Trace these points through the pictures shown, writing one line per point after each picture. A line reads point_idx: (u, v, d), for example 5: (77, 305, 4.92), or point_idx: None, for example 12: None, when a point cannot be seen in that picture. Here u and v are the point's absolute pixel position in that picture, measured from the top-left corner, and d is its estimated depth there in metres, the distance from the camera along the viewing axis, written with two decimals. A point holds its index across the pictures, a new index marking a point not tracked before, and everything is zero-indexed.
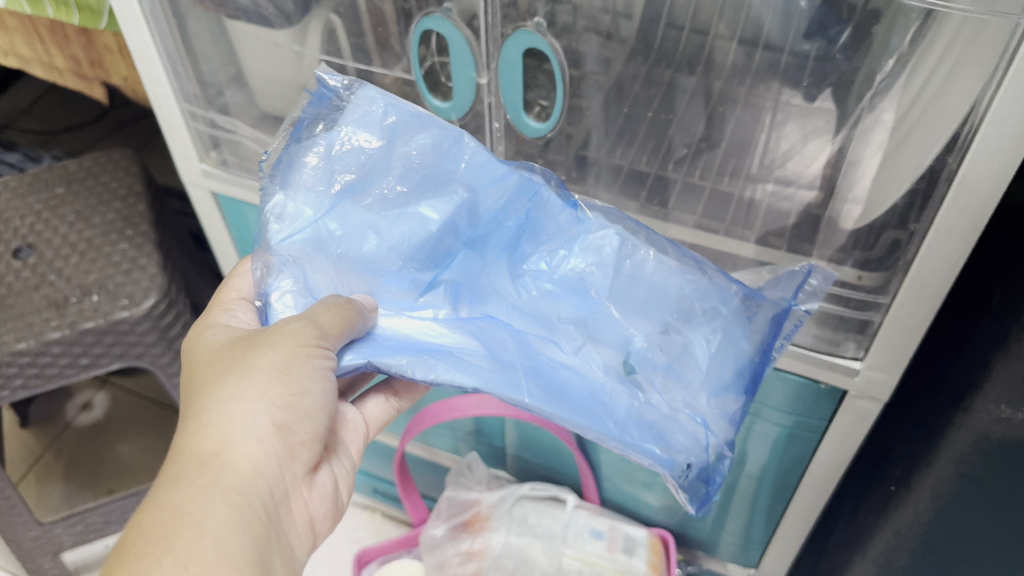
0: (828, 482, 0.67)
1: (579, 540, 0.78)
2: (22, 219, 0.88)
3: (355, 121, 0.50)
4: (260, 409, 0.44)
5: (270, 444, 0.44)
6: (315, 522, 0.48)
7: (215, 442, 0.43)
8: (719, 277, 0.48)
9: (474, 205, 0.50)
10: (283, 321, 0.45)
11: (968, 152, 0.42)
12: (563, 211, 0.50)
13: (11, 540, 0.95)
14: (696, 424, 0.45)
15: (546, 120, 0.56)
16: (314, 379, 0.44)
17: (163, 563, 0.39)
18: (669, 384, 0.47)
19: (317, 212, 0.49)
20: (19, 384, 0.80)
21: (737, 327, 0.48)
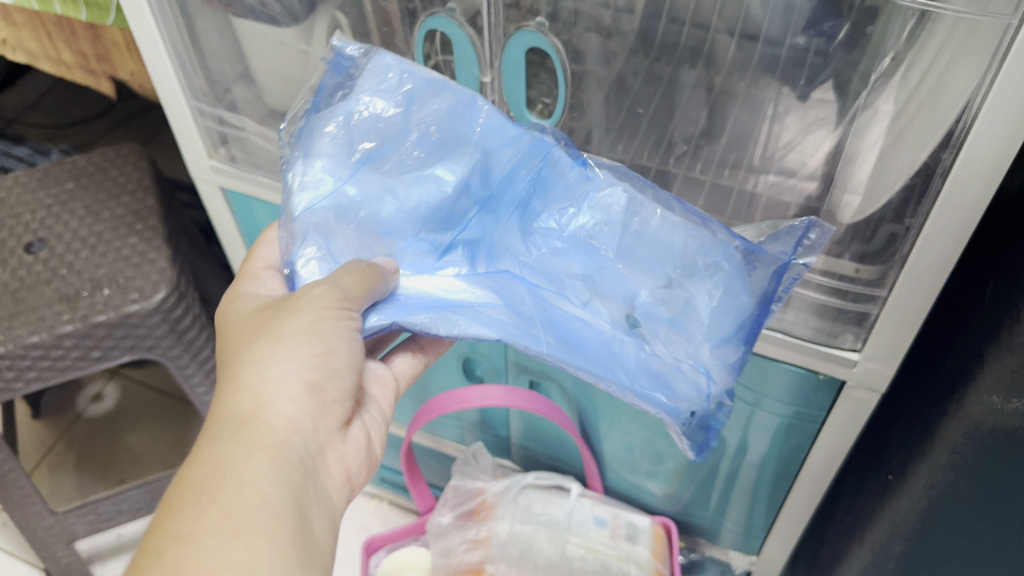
0: (826, 472, 0.68)
1: (583, 528, 0.79)
2: (33, 213, 0.89)
3: (372, 88, 0.51)
4: (291, 369, 0.45)
5: (303, 402, 0.45)
6: (351, 475, 0.49)
7: (251, 400, 0.44)
8: (722, 233, 0.47)
9: (488, 165, 0.51)
10: (307, 287, 0.47)
11: (962, 149, 0.43)
12: (573, 169, 0.50)
13: (24, 529, 0.97)
14: (698, 373, 0.47)
15: (548, 116, 0.58)
16: (341, 338, 0.46)
17: (208, 512, 0.39)
18: (672, 336, 0.48)
19: (339, 180, 0.51)
20: (32, 376, 0.82)
21: (738, 282, 0.47)
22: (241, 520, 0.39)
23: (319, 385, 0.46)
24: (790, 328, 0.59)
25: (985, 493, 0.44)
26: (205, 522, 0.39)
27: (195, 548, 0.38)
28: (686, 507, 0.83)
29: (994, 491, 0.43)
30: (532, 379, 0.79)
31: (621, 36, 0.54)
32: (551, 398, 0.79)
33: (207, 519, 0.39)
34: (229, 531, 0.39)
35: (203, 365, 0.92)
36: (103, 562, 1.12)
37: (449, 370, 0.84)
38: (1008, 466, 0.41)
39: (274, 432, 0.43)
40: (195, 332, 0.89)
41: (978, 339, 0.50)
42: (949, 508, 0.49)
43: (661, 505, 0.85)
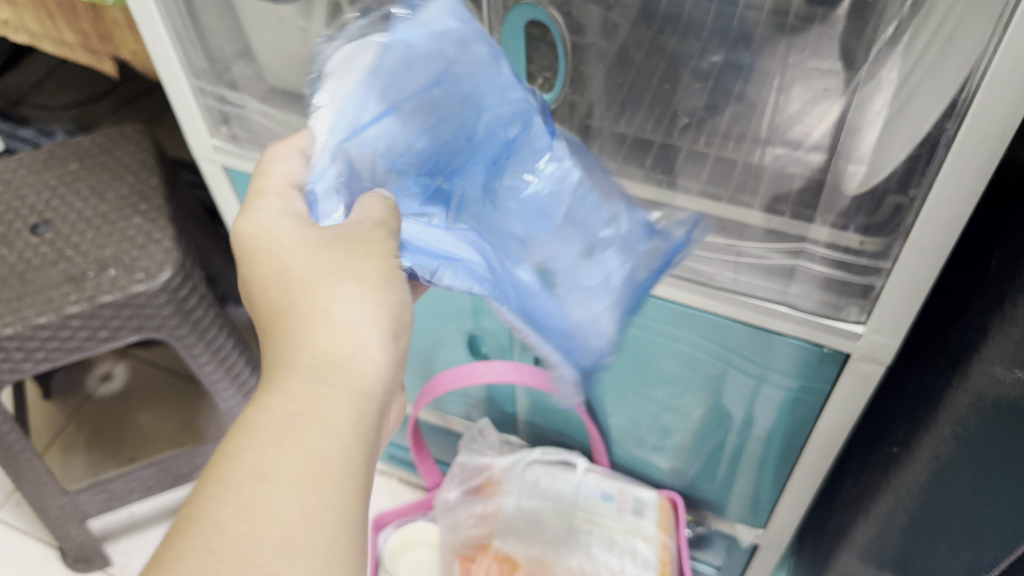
0: (832, 445, 0.68)
1: (590, 502, 0.80)
2: (38, 194, 0.89)
3: (425, 29, 0.50)
4: (371, 314, 0.42)
5: (386, 349, 0.42)
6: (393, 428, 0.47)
7: (343, 339, 0.41)
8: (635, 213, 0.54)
9: (481, 124, 0.52)
10: (368, 230, 0.43)
11: (965, 118, 0.43)
12: (542, 135, 0.54)
13: (38, 508, 0.98)
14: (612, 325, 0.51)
15: (549, 90, 0.59)
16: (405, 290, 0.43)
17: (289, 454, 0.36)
18: (589, 294, 0.51)
19: (362, 109, 0.49)
20: (41, 357, 0.82)
21: (637, 240, 0.53)
22: (319, 466, 0.36)
23: (393, 332, 0.43)
24: (795, 301, 0.59)
25: (985, 464, 0.44)
26: (288, 467, 0.36)
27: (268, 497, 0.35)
28: (693, 480, 0.83)
29: (994, 461, 0.43)
30: (538, 356, 0.79)
31: (622, 7, 0.53)
32: None
33: (291, 462, 0.36)
34: (309, 479, 0.35)
35: (210, 345, 0.92)
36: (116, 539, 1.13)
37: (455, 347, 0.84)
38: (1009, 436, 0.41)
39: (361, 377, 0.40)
40: (202, 312, 0.89)
41: (982, 309, 0.50)
42: (952, 479, 0.49)
43: (669, 478, 0.85)
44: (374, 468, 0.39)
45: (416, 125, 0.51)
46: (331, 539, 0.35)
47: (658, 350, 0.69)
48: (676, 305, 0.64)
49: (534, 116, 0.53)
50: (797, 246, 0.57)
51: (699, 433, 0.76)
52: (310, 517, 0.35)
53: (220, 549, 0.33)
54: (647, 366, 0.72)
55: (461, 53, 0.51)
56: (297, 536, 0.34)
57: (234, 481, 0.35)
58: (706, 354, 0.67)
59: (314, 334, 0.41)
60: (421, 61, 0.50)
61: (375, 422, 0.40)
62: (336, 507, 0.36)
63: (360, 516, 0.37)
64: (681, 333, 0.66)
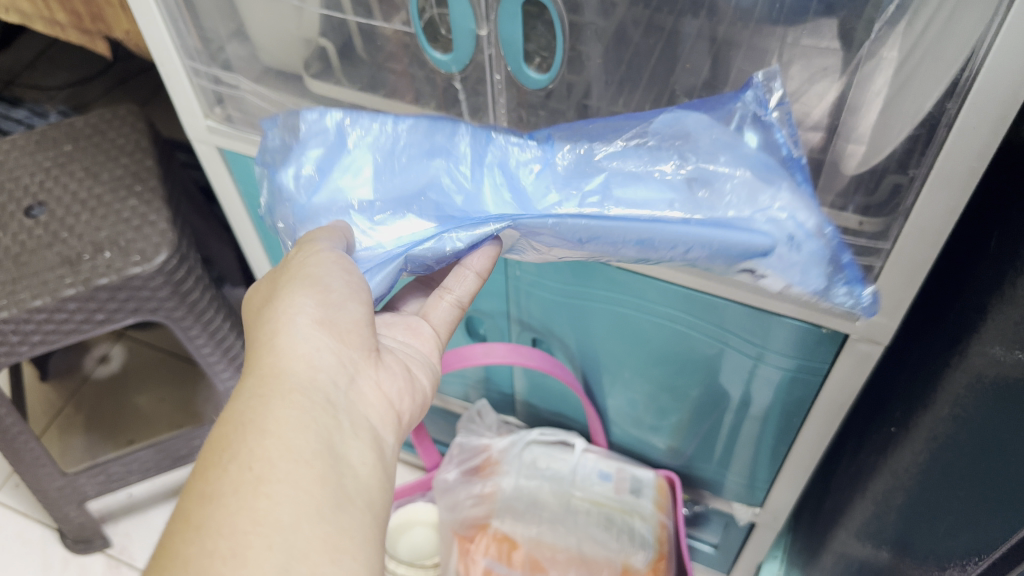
0: (830, 423, 0.68)
1: (587, 482, 0.80)
2: (32, 176, 0.89)
3: (311, 123, 0.54)
4: (299, 312, 0.44)
5: (320, 339, 0.44)
6: (393, 403, 0.47)
7: (269, 355, 0.43)
8: (689, 113, 0.52)
9: (447, 155, 0.53)
10: (291, 256, 0.48)
11: (967, 98, 0.42)
12: (522, 143, 0.53)
13: (37, 490, 0.98)
14: (773, 211, 0.48)
15: (546, 71, 0.57)
16: (335, 273, 0.46)
17: (230, 469, 0.38)
18: (717, 193, 0.49)
19: (309, 197, 0.53)
20: (37, 340, 0.82)
21: (737, 142, 0.51)
22: (256, 473, 0.38)
23: (330, 322, 0.45)
24: None
25: (985, 444, 0.44)
26: (229, 481, 0.38)
27: (214, 511, 0.37)
28: (692, 459, 0.84)
29: (993, 442, 0.42)
30: (535, 337, 0.80)
31: None
32: (554, 355, 0.80)
33: (231, 477, 0.38)
34: (253, 483, 0.37)
35: (207, 327, 0.92)
36: (115, 521, 1.13)
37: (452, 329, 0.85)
38: (1008, 417, 0.41)
39: (294, 377, 0.42)
40: (198, 294, 0.89)
41: (981, 290, 0.50)
42: (949, 459, 0.49)
43: (668, 457, 0.85)
44: (334, 451, 0.41)
45: (360, 184, 0.53)
46: (284, 530, 0.36)
47: (656, 330, 0.69)
48: (674, 286, 0.64)
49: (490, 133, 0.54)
50: None
51: (696, 413, 0.76)
52: (257, 516, 0.36)
53: (173, 572, 0.35)
54: (643, 346, 0.72)
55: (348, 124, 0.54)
56: (247, 539, 0.36)
57: (185, 513, 0.38)
58: (704, 335, 0.67)
59: (252, 364, 0.44)
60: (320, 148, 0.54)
61: (322, 409, 0.42)
62: (286, 500, 0.37)
63: (322, 498, 0.38)
64: (678, 314, 0.66)
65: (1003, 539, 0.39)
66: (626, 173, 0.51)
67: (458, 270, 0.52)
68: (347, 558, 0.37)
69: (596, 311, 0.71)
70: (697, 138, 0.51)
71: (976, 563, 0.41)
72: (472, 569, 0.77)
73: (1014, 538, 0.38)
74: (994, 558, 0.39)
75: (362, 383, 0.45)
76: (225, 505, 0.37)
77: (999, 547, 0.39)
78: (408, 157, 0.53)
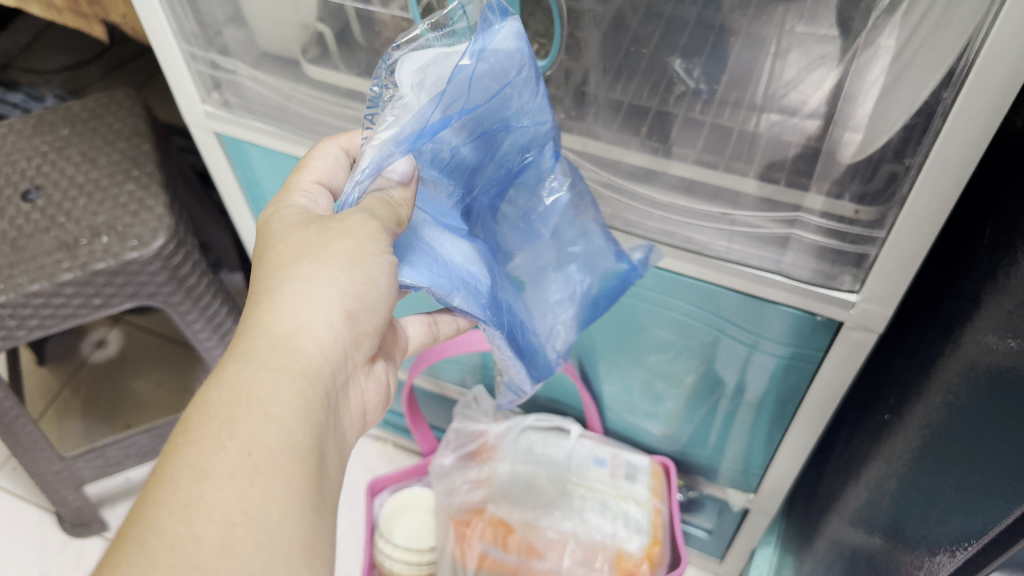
0: (824, 410, 0.69)
1: (583, 467, 0.80)
2: (29, 160, 0.89)
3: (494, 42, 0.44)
4: (330, 293, 0.42)
5: (337, 331, 0.43)
6: (364, 411, 0.48)
7: (288, 323, 0.42)
8: (602, 240, 0.58)
9: (499, 146, 0.49)
10: (342, 215, 0.43)
11: (963, 88, 0.42)
12: (549, 160, 0.53)
13: (35, 473, 0.99)
14: (552, 341, 0.59)
15: (545, 57, 0.57)
16: (384, 272, 0.43)
17: (227, 448, 0.37)
18: (543, 306, 0.58)
19: None
20: (35, 324, 0.82)
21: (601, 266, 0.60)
22: (251, 462, 0.37)
23: (354, 316, 0.43)
24: (790, 270, 0.59)
25: (976, 431, 0.44)
26: (225, 461, 0.37)
27: (206, 489, 0.36)
28: (689, 446, 0.84)
29: (985, 430, 0.43)
30: None
31: None
32: None
33: (229, 458, 0.37)
34: (249, 472, 0.37)
35: (204, 312, 0.92)
36: (113, 505, 1.14)
37: None
38: (1000, 405, 0.42)
39: (304, 362, 0.41)
40: (196, 279, 0.89)
41: (976, 278, 0.50)
42: (942, 446, 0.49)
43: (665, 443, 0.86)
44: (321, 449, 0.41)
45: (460, 135, 0.46)
46: (270, 528, 0.37)
47: (652, 317, 0.69)
48: (669, 274, 0.64)
49: (548, 143, 0.51)
50: (791, 215, 0.56)
51: (694, 400, 0.77)
52: (247, 509, 0.36)
53: (157, 550, 0.34)
54: (641, 332, 0.72)
55: (513, 81, 0.46)
56: (235, 531, 0.36)
57: (173, 482, 0.36)
58: (699, 322, 0.67)
59: (258, 321, 0.42)
60: (482, 83, 0.44)
61: (319, 404, 0.41)
62: (276, 495, 0.37)
63: (307, 498, 0.39)
64: (674, 301, 0.67)
65: (992, 525, 0.39)
66: (528, 241, 0.57)
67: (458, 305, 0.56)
68: (320, 562, 0.39)
69: None
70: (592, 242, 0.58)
71: (964, 549, 0.42)
72: (468, 554, 0.77)
73: (1002, 525, 0.38)
74: (981, 544, 0.40)
75: (348, 388, 0.45)
76: (216, 490, 0.36)
77: (987, 533, 0.39)
78: (497, 136, 0.49)
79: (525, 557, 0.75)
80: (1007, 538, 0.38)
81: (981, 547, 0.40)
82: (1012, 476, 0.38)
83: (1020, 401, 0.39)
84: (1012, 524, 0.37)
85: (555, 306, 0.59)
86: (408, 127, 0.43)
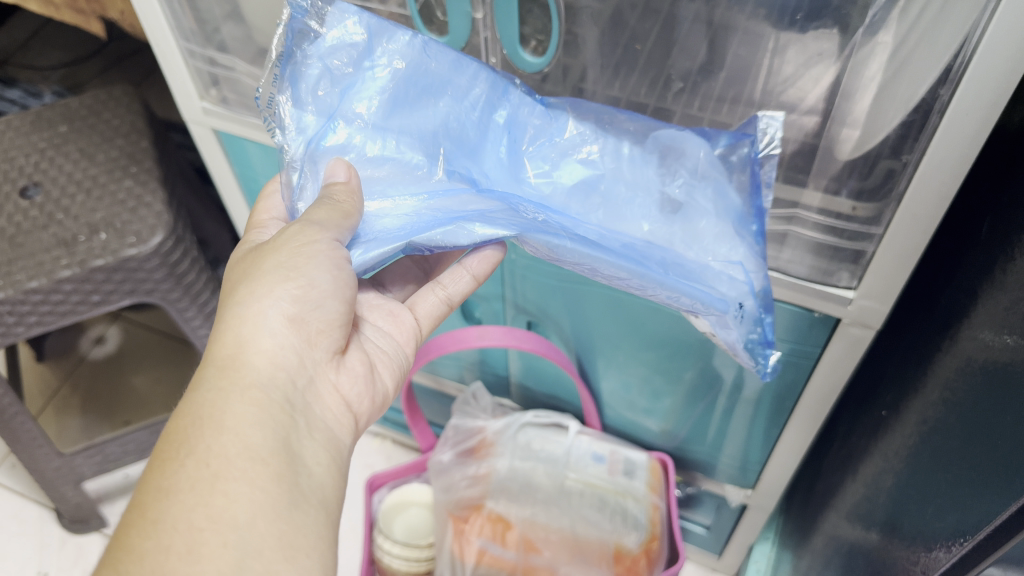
0: (822, 406, 0.69)
1: (581, 463, 0.80)
2: (27, 157, 0.88)
3: (335, 21, 0.52)
4: (269, 303, 0.45)
5: (285, 336, 0.45)
6: (350, 405, 0.49)
7: (232, 344, 0.45)
8: (691, 140, 0.53)
9: (461, 113, 0.54)
10: (284, 228, 0.48)
11: (960, 84, 0.43)
12: (535, 111, 0.55)
13: (34, 470, 0.99)
14: (728, 268, 0.50)
15: (542, 54, 0.57)
16: (321, 268, 0.46)
17: (186, 465, 0.39)
18: (687, 239, 0.52)
19: (321, 117, 0.52)
20: (33, 321, 0.82)
21: (720, 183, 0.53)
22: (209, 474, 0.39)
23: (300, 318, 0.46)
24: (787, 267, 0.59)
25: (973, 429, 0.44)
26: (186, 476, 0.39)
27: (171, 504, 0.38)
28: (688, 442, 0.84)
29: (981, 427, 0.43)
30: (529, 321, 0.81)
31: None
32: (550, 339, 0.81)
33: (187, 475, 0.39)
34: (208, 481, 0.39)
35: (203, 309, 0.92)
36: (113, 501, 1.14)
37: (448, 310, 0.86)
38: (996, 403, 0.42)
39: (253, 373, 0.43)
40: (194, 276, 0.89)
41: (973, 275, 0.51)
42: (938, 443, 0.49)
43: (665, 439, 0.86)
44: (290, 450, 0.42)
45: (379, 114, 0.53)
46: (237, 528, 0.38)
47: (651, 313, 0.70)
48: None
49: (509, 89, 0.54)
50: (789, 211, 0.57)
51: (692, 396, 0.77)
52: (212, 514, 0.38)
53: (129, 568, 0.36)
54: (639, 329, 0.72)
55: (387, 41, 0.52)
56: (201, 536, 0.37)
57: (140, 506, 0.38)
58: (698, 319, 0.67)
59: (211, 348, 0.45)
60: (337, 52, 0.52)
61: (280, 408, 0.43)
62: (241, 498, 0.38)
63: (277, 496, 0.39)
64: None
65: (989, 520, 0.39)
66: (624, 190, 0.54)
67: (455, 270, 0.56)
68: (302, 556, 0.39)
69: (591, 295, 0.72)
70: (685, 154, 0.53)
71: (959, 545, 0.42)
72: (466, 550, 0.76)
73: (996, 521, 0.38)
74: (977, 539, 0.40)
75: (320, 386, 0.47)
76: (179, 503, 0.38)
77: (982, 529, 0.40)
78: (436, 99, 0.53)
79: (524, 552, 0.75)
80: (1003, 534, 0.38)
81: (977, 542, 0.40)
82: (1007, 474, 0.38)
83: (1015, 399, 0.39)
84: (1007, 521, 0.37)
85: (715, 246, 0.52)
86: (317, 129, 0.52)
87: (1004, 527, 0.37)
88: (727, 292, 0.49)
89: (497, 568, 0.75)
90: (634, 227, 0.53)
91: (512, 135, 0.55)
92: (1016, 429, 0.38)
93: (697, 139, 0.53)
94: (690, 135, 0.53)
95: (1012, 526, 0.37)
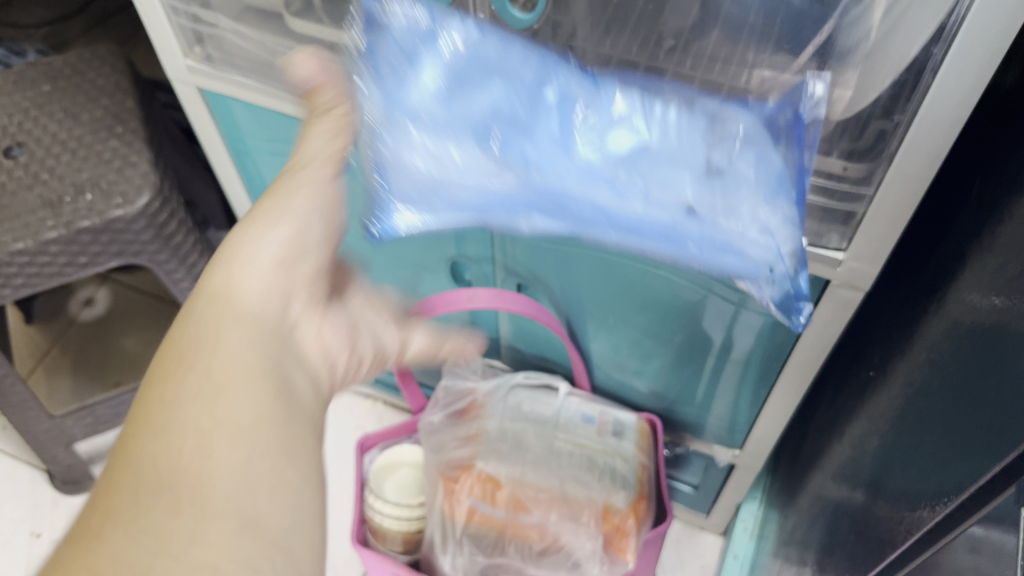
0: (810, 367, 0.69)
1: (571, 425, 0.81)
2: (10, 117, 0.87)
3: None
4: (263, 241, 0.48)
5: (276, 273, 0.48)
6: (329, 353, 0.52)
7: (222, 277, 0.47)
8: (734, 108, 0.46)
9: (471, 76, 0.48)
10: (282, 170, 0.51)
11: (953, 43, 0.43)
12: (555, 70, 0.48)
13: (25, 431, 0.99)
14: (766, 237, 0.42)
15: (531, 11, 0.56)
16: (314, 197, 0.50)
17: (190, 377, 0.42)
18: (729, 203, 0.43)
19: (371, 90, 0.49)
20: (21, 282, 0.81)
21: (767, 145, 0.44)
22: (213, 382, 0.42)
23: (292, 258, 0.49)
24: None
25: (958, 392, 0.44)
26: (188, 389, 0.41)
27: (175, 413, 0.40)
28: (677, 402, 0.84)
29: (969, 389, 0.43)
30: (519, 283, 0.81)
31: None
32: (540, 301, 0.81)
33: (191, 386, 0.41)
34: (213, 392, 0.41)
35: (191, 271, 0.92)
36: (104, 462, 1.14)
37: (438, 272, 0.85)
38: (981, 366, 0.42)
39: (246, 303, 0.47)
40: (181, 237, 0.89)
41: (962, 236, 0.51)
42: (926, 404, 0.49)
43: (654, 399, 0.86)
44: (285, 372, 0.46)
45: (405, 82, 0.49)
46: (242, 431, 0.41)
47: (642, 276, 0.69)
48: None
49: (529, 50, 0.49)
50: None
51: (682, 358, 0.77)
52: (219, 416, 0.40)
53: (139, 466, 0.38)
54: (630, 291, 0.72)
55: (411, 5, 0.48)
56: (209, 436, 0.40)
57: (144, 416, 0.40)
58: (688, 282, 0.67)
59: (203, 279, 0.48)
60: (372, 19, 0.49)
61: (272, 338, 0.47)
62: (243, 407, 0.41)
63: (277, 411, 0.43)
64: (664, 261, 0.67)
65: (971, 482, 0.39)
66: (664, 165, 0.45)
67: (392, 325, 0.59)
68: (300, 461, 0.43)
69: (580, 257, 0.71)
70: (727, 125, 0.45)
71: (936, 508, 0.42)
72: (457, 510, 0.76)
73: (973, 486, 0.39)
74: (952, 505, 0.40)
75: (305, 328, 0.50)
76: (186, 406, 0.41)
77: (958, 493, 0.40)
78: (456, 68, 0.48)
79: (513, 512, 0.75)
80: (980, 499, 0.38)
81: (952, 508, 0.40)
82: (989, 438, 0.38)
83: (1001, 362, 0.39)
84: (986, 485, 0.37)
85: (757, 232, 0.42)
86: (376, 98, 0.49)
87: (981, 492, 0.38)
88: (762, 257, 0.42)
89: (487, 527, 0.75)
90: (672, 205, 0.44)
91: (563, 114, 0.47)
92: (1001, 393, 0.38)
93: (743, 110, 0.46)
94: (735, 106, 0.46)
95: (991, 489, 0.37)
